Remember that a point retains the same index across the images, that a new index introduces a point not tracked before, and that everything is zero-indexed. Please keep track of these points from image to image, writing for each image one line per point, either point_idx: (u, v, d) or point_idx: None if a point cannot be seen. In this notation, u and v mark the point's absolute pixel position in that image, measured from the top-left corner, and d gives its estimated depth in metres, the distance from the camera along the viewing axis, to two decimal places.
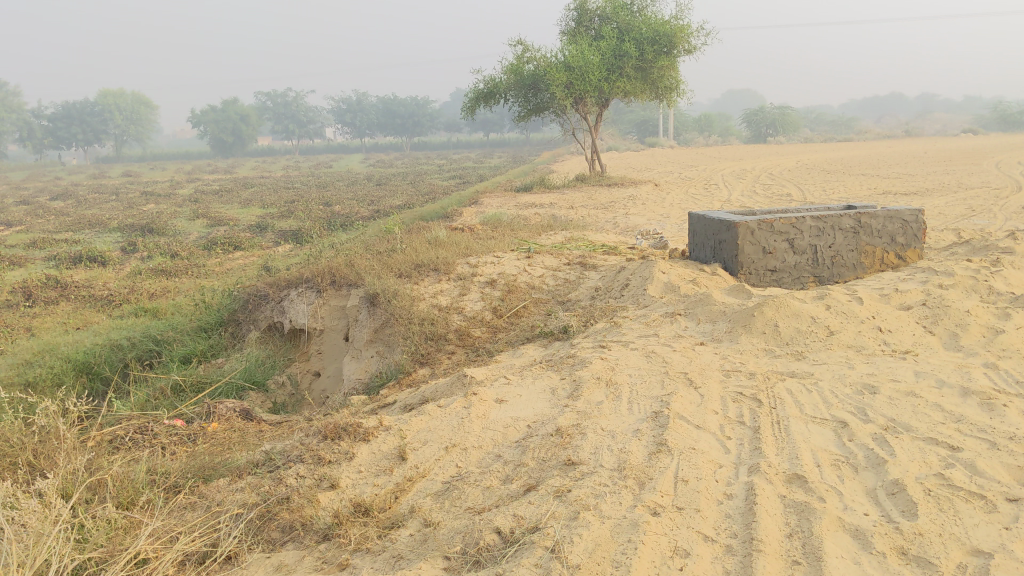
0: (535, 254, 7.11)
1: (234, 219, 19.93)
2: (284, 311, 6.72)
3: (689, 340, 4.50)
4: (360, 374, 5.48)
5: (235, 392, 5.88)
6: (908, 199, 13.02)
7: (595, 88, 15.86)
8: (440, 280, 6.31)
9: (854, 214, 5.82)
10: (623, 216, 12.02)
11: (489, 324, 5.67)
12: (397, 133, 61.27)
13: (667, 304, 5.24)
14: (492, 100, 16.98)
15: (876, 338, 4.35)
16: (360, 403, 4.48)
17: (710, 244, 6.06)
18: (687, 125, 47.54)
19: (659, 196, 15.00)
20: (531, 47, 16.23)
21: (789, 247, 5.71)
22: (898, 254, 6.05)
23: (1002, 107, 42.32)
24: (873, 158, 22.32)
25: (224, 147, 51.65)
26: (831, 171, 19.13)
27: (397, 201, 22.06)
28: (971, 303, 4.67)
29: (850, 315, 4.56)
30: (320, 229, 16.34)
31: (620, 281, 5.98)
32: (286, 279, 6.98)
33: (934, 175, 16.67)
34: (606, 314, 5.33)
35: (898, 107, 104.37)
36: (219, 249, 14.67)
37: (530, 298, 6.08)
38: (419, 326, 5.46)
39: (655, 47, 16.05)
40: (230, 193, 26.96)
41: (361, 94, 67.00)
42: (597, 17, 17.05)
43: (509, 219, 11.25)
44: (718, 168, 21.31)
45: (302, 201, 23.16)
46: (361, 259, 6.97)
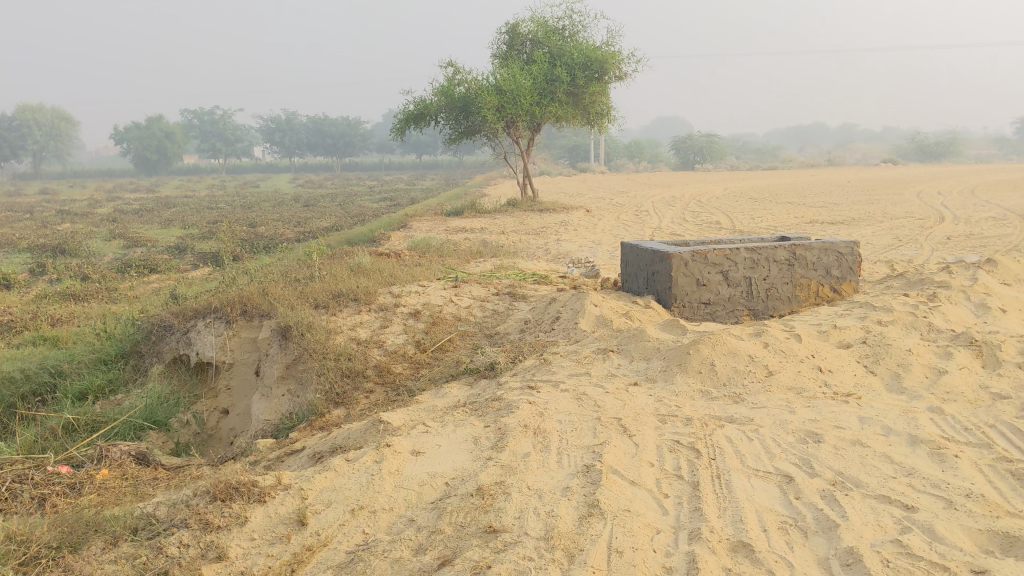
0: (462, 282, 6.78)
1: (152, 240, 19.18)
2: (191, 343, 6.27)
3: (622, 381, 4.22)
4: (270, 415, 5.07)
5: (133, 432, 5.41)
6: (835, 228, 13.07)
7: (527, 112, 15.68)
8: (360, 310, 5.92)
9: (789, 246, 5.64)
10: (554, 242, 11.78)
11: (411, 359, 5.32)
12: (328, 154, 60.52)
13: (599, 339, 4.96)
14: (422, 122, 16.64)
15: (816, 379, 4.12)
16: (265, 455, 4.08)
17: (642, 276, 5.82)
18: (618, 150, 47.87)
19: (590, 222, 14.82)
20: (462, 70, 15.98)
21: (723, 279, 5.49)
22: (834, 288, 5.88)
23: (919, 137, 43.64)
24: (800, 186, 22.64)
25: (147, 165, 50.26)
26: (759, 199, 19.25)
27: (324, 223, 21.54)
28: (912, 342, 4.50)
29: (790, 354, 4.33)
30: (242, 252, 15.77)
31: (550, 313, 5.68)
32: (193, 308, 6.52)
33: (859, 204, 16.85)
34: (535, 349, 5.02)
35: (820, 137, 107.28)
36: (134, 272, 14.01)
37: (456, 330, 5.74)
38: (335, 362, 5.09)
39: (586, 73, 15.97)
40: (151, 213, 26.10)
41: (291, 114, 66.08)
42: (528, 41, 16.87)
43: (438, 244, 10.92)
44: (649, 195, 21.33)
45: (225, 222, 22.47)
46: (275, 287, 6.58)
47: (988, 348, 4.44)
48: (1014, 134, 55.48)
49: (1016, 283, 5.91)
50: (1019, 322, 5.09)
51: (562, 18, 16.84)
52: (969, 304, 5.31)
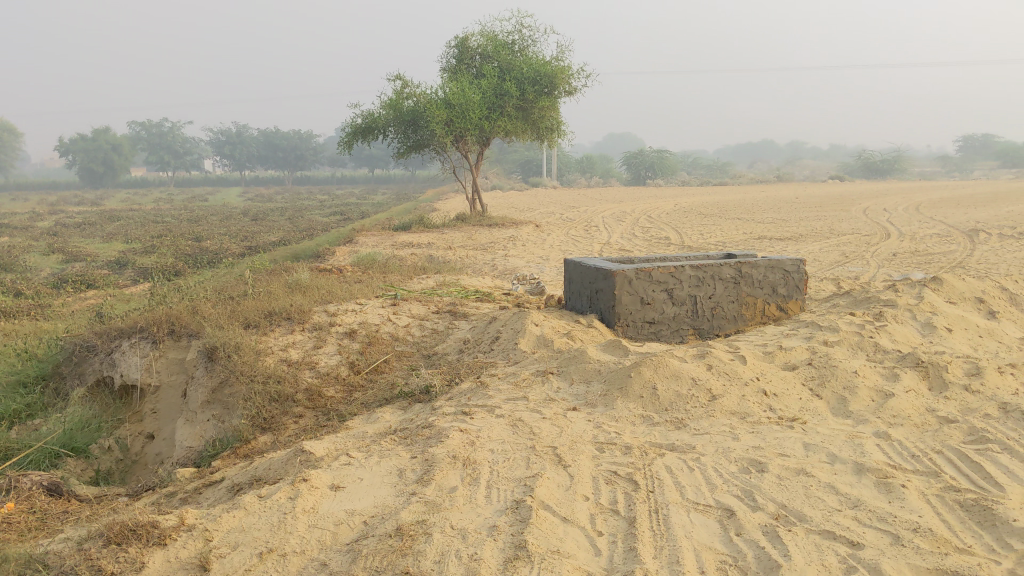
0: (402, 301, 6.56)
1: (92, 254, 18.64)
2: (115, 365, 5.96)
3: (561, 405, 4.03)
4: (193, 442, 4.81)
5: (49, 460, 5.09)
6: (783, 244, 13.08)
7: (476, 126, 15.52)
8: (293, 329, 5.68)
9: (735, 263, 5.53)
10: (501, 257, 11.61)
11: (344, 382, 5.09)
12: (278, 167, 59.79)
13: (540, 361, 4.77)
14: (370, 135, 16.38)
15: (760, 403, 3.97)
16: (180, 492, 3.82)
17: (586, 293, 5.65)
18: (570, 165, 47.95)
19: (539, 237, 14.68)
20: (411, 83, 15.78)
21: (668, 297, 5.36)
22: (780, 306, 5.77)
23: (865, 155, 44.40)
24: (749, 202, 22.77)
25: (93, 177, 49.19)
26: (708, 215, 19.28)
27: (272, 237, 21.13)
28: (857, 363, 4.39)
29: (734, 376, 4.18)
30: (184, 267, 15.34)
31: (491, 333, 5.49)
32: (118, 327, 6.21)
33: (807, 220, 16.94)
34: (473, 371, 4.82)
35: (769, 154, 108.91)
36: (69, 288, 13.54)
37: (392, 350, 5.52)
38: (262, 386, 4.84)
39: (536, 87, 15.87)
40: (93, 227, 25.44)
41: (240, 126, 65.25)
42: (477, 55, 16.73)
43: (383, 260, 10.67)
44: (600, 210, 21.28)
45: (169, 236, 21.95)
46: (205, 306, 6.32)
47: (935, 369, 4.35)
48: (956, 151, 56.80)
49: (961, 301, 5.86)
50: (965, 342, 5.02)
51: (511, 33, 16.75)
52: (915, 323, 5.23)
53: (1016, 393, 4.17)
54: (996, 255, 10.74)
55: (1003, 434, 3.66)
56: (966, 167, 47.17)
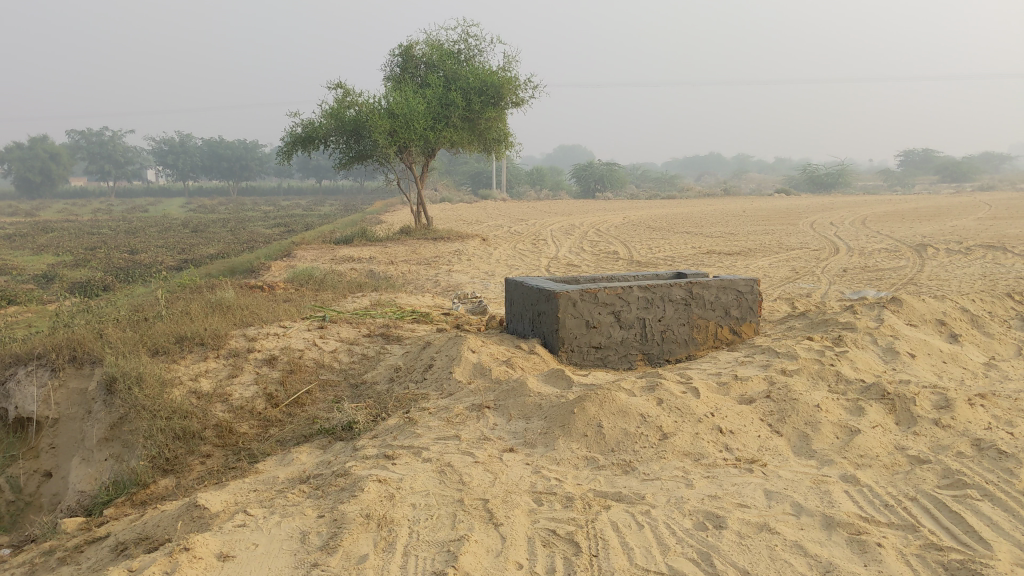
0: (330, 323, 6.07)
1: (19, 268, 17.74)
2: (8, 396, 5.41)
3: (496, 445, 3.60)
4: (87, 485, 4.32)
5: None
6: (733, 259, 12.83)
7: (420, 137, 15.07)
8: (206, 357, 5.19)
9: (685, 283, 5.14)
10: (444, 272, 11.14)
11: (259, 417, 4.63)
12: (224, 179, 58.54)
13: (475, 391, 4.32)
14: (312, 145, 15.81)
15: (716, 442, 3.56)
16: (59, 560, 3.32)
17: (528, 315, 5.24)
18: (520, 177, 47.66)
19: (485, 251, 14.25)
20: (353, 92, 15.27)
21: (614, 320, 4.97)
22: (733, 329, 5.40)
23: (810, 169, 44.91)
24: (698, 215, 22.63)
25: (31, 188, 47.61)
26: (656, 228, 19.02)
27: (210, 250, 20.41)
28: (820, 396, 4.02)
29: (686, 412, 3.77)
30: (114, 282, 14.59)
31: (423, 358, 5.03)
32: (13, 353, 5.65)
33: (756, 235, 16.78)
34: (402, 404, 4.36)
35: (716, 167, 109.98)
36: None
37: (316, 379, 5.05)
38: (166, 421, 4.36)
39: (482, 98, 15.48)
40: (24, 238, 24.42)
41: (183, 135, 63.85)
42: (422, 65, 16.27)
43: (320, 275, 10.13)
44: (548, 223, 20.96)
45: (103, 249, 21.07)
46: (112, 330, 5.79)
47: (902, 403, 4.01)
48: (896, 165, 57.80)
49: (921, 324, 5.57)
50: (929, 369, 4.70)
51: (456, 42, 16.33)
52: (876, 349, 4.92)
53: (988, 428, 3.84)
54: (946, 271, 10.60)
55: (981, 476, 3.32)
56: (907, 181, 47.93)
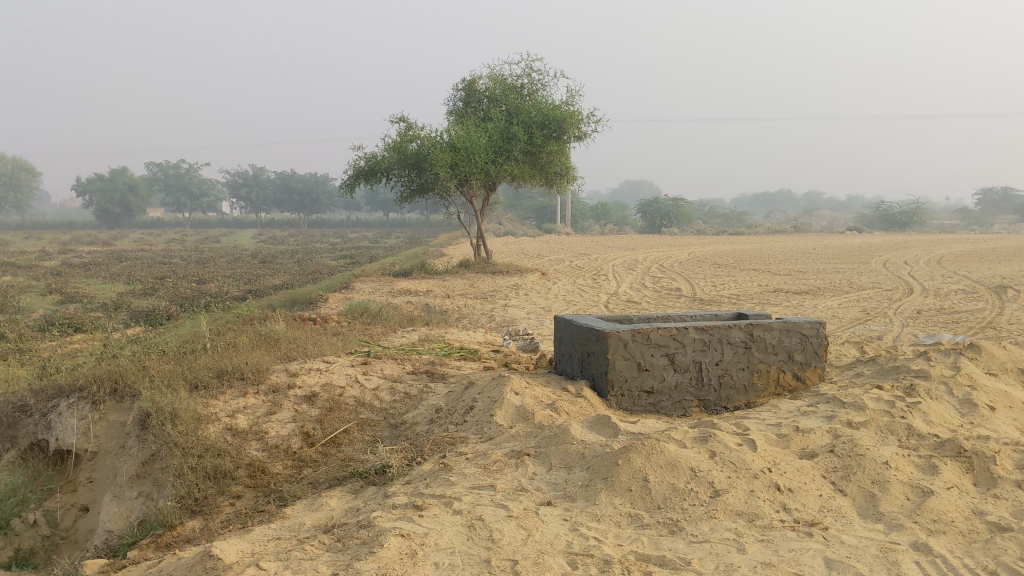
0: (375, 359, 5.90)
1: (90, 296, 18.13)
2: (49, 428, 5.36)
3: (534, 497, 3.36)
4: (116, 523, 4.19)
5: None
6: (801, 298, 12.39)
7: (482, 170, 15.00)
8: (246, 392, 5.06)
9: (745, 326, 4.84)
10: (500, 307, 10.96)
11: (294, 457, 4.46)
12: (294, 210, 59.54)
13: (517, 436, 4.09)
14: (374, 178, 15.85)
15: (773, 501, 3.26)
16: None
17: (577, 356, 5.00)
18: (585, 213, 47.45)
19: (544, 286, 14.05)
20: (415, 125, 15.30)
21: (668, 363, 4.70)
22: (797, 375, 5.05)
23: (884, 207, 43.83)
24: (766, 252, 22.11)
25: (110, 218, 49.11)
26: (722, 265, 18.60)
27: (275, 280, 20.62)
28: (888, 452, 3.69)
29: (742, 466, 3.48)
30: (178, 311, 14.77)
31: (466, 399, 4.82)
32: (56, 385, 5.60)
33: (825, 273, 16.26)
34: (439, 448, 4.15)
35: (786, 204, 108.42)
36: (56, 331, 13.00)
37: (355, 418, 4.87)
38: (197, 461, 4.22)
39: (544, 132, 15.35)
40: (99, 266, 25.05)
41: (256, 167, 65.28)
42: (485, 98, 16.23)
43: (376, 309, 10.04)
44: (611, 258, 20.68)
45: (172, 278, 21.45)
46: (156, 362, 5.71)
47: (981, 461, 3.66)
48: (974, 203, 56.12)
49: (1001, 374, 5.17)
50: (1010, 424, 4.32)
51: (520, 76, 16.27)
52: (952, 400, 4.55)
53: None
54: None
55: None
56: (986, 220, 46.43)
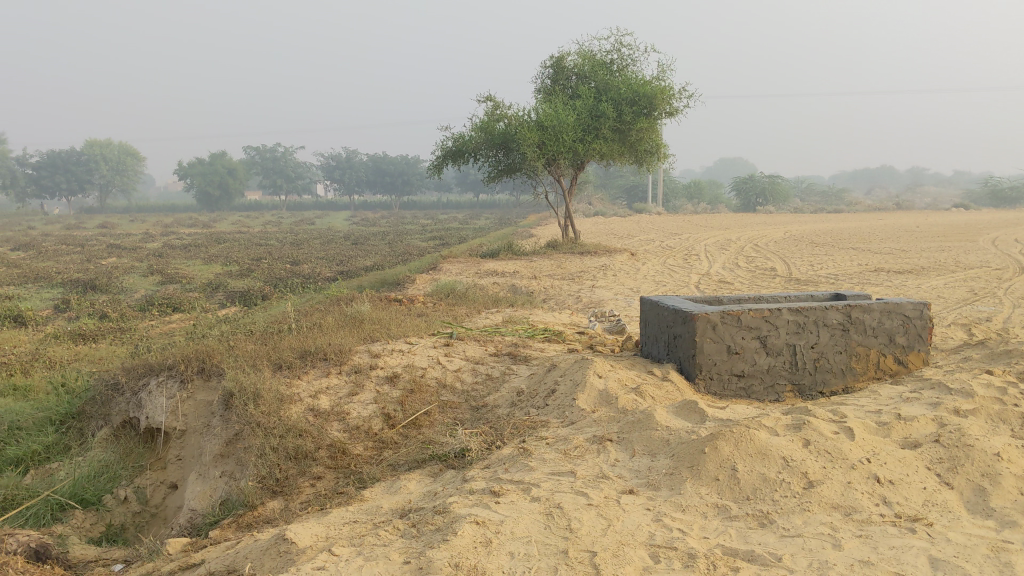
0: (457, 341, 5.83)
1: (189, 277, 18.65)
2: (140, 405, 5.46)
3: (616, 485, 3.22)
4: (200, 502, 4.22)
5: (52, 514, 4.69)
6: (903, 277, 11.87)
7: (570, 149, 14.82)
8: (329, 372, 5.05)
9: (842, 307, 4.59)
10: (588, 288, 10.79)
11: (375, 438, 4.41)
12: (386, 192, 60.24)
13: (599, 420, 3.95)
14: (462, 158, 15.83)
15: (872, 494, 3.05)
16: None
17: (664, 339, 4.82)
18: (676, 191, 46.66)
19: (633, 266, 13.81)
20: (503, 104, 15.21)
21: (759, 346, 4.49)
22: (899, 359, 4.77)
23: (993, 182, 41.85)
24: (866, 231, 21.32)
25: (210, 201, 50.54)
26: (819, 244, 18.00)
27: (367, 262, 20.85)
28: (1001, 442, 3.43)
29: (838, 456, 3.27)
30: (271, 291, 15.04)
31: (548, 382, 4.69)
32: (147, 364, 5.71)
33: (930, 252, 15.56)
34: (520, 432, 4.05)
35: (888, 181, 104.87)
36: (156, 311, 13.40)
37: (436, 400, 4.81)
38: (279, 441, 4.22)
39: (634, 108, 15.05)
40: (198, 249, 25.76)
41: (349, 150, 66.27)
42: (574, 76, 16.02)
43: (463, 289, 10.00)
44: (703, 238, 20.26)
45: (267, 260, 21.91)
46: (242, 342, 5.76)
47: None
48: None
49: None
50: None
51: (609, 52, 15.99)
52: None
53: None
54: None
55: None
56: None
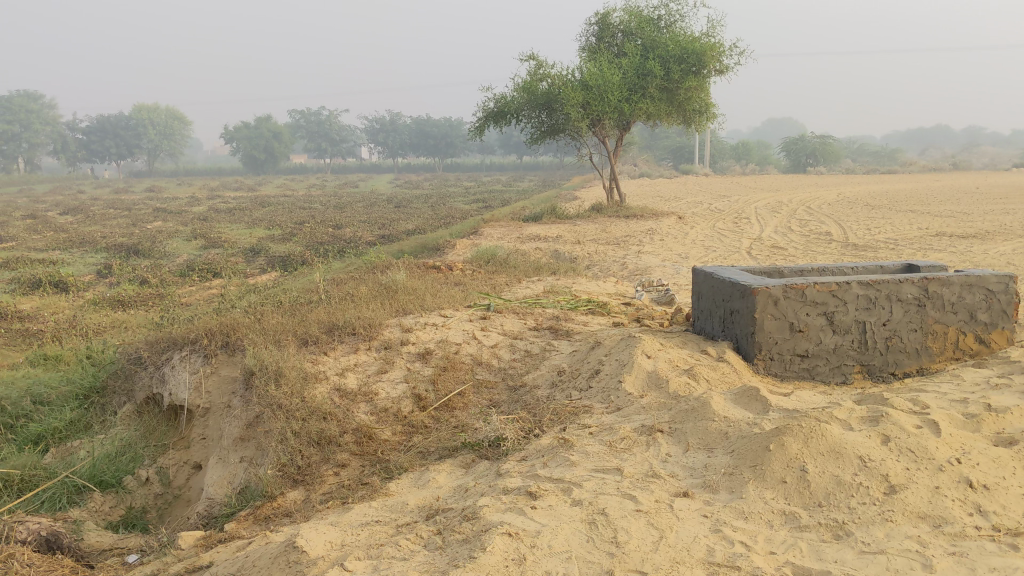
0: (494, 314, 5.48)
1: (231, 240, 18.55)
2: (164, 381, 5.21)
3: (669, 487, 2.86)
4: (218, 490, 3.94)
5: (69, 496, 4.43)
6: (967, 242, 11.25)
7: (615, 110, 14.32)
8: (357, 349, 4.73)
9: (918, 280, 4.15)
10: (634, 254, 10.35)
11: (405, 421, 4.09)
12: (430, 155, 59.84)
13: (649, 408, 3.58)
14: (504, 120, 15.40)
15: (964, 501, 2.64)
16: None
17: (718, 314, 4.43)
18: (724, 152, 45.68)
19: (681, 231, 13.34)
20: (546, 63, 14.74)
21: (825, 323, 4.08)
22: (979, 338, 4.31)
23: None
24: (925, 193, 20.49)
25: (256, 164, 50.62)
26: (875, 207, 17.29)
27: (409, 225, 20.57)
28: None
29: (922, 456, 2.87)
30: (312, 256, 14.81)
31: (592, 361, 4.32)
32: (171, 337, 5.46)
33: (993, 215, 14.82)
34: (561, 419, 3.70)
35: (942, 140, 101.95)
36: (196, 276, 13.25)
37: (471, 380, 4.47)
38: (301, 425, 3.91)
39: (682, 66, 14.43)
40: (242, 212, 25.71)
41: (394, 113, 65.92)
42: (620, 33, 15.45)
43: (505, 255, 9.63)
44: (754, 200, 19.64)
45: (310, 223, 21.75)
46: (269, 316, 5.47)
47: None
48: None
49: None
50: None
51: (657, 7, 15.38)
52: None
53: None
54: None
55: None
56: None
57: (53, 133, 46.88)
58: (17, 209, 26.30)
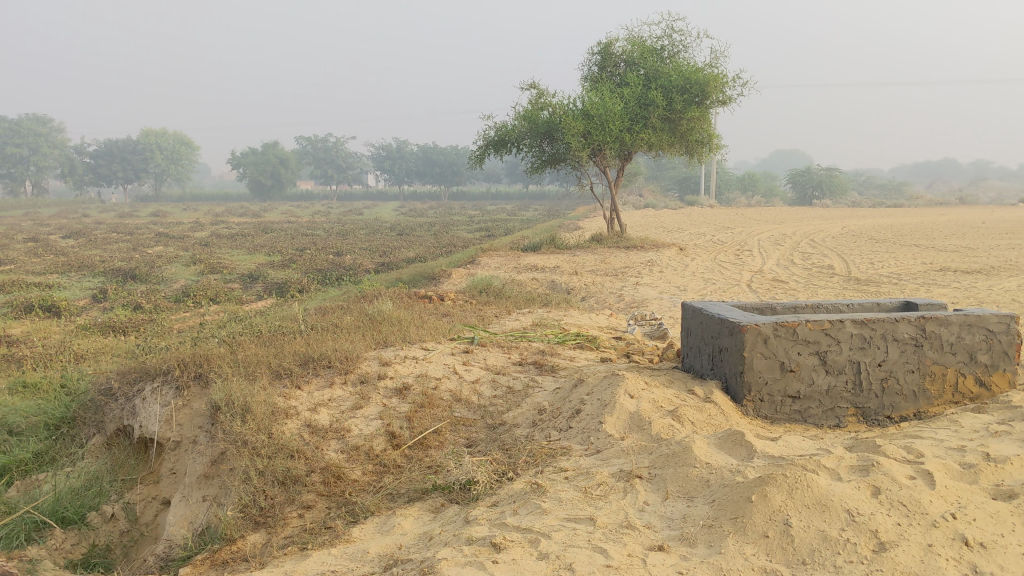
0: (478, 348, 5.31)
1: (229, 266, 18.43)
2: (134, 413, 5.03)
3: (644, 540, 2.67)
4: (178, 530, 3.76)
5: (28, 533, 4.25)
6: (971, 278, 11.06)
7: (616, 139, 14.22)
8: (332, 382, 4.56)
9: (914, 319, 3.97)
10: (631, 286, 10.18)
11: (376, 460, 3.91)
12: (436, 183, 59.89)
13: (630, 451, 3.40)
14: (505, 149, 15.30)
15: (960, 559, 2.45)
16: None
17: (707, 352, 4.25)
18: (730, 183, 45.61)
19: (681, 262, 13.18)
20: (547, 92, 14.67)
21: (817, 364, 3.90)
22: (980, 380, 4.12)
23: None
24: (930, 227, 20.33)
25: (262, 190, 50.67)
26: (880, 240, 17.10)
27: (410, 253, 20.45)
28: None
29: (915, 510, 2.67)
30: (309, 283, 14.68)
31: (573, 400, 4.14)
32: (144, 368, 5.29)
33: (999, 250, 14.63)
34: (537, 461, 3.52)
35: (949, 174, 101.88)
36: (190, 302, 13.10)
37: (449, 417, 4.29)
38: (266, 463, 3.73)
39: (685, 96, 14.32)
40: (245, 238, 25.65)
41: (401, 141, 66.11)
42: (622, 62, 15.38)
43: (499, 286, 9.48)
44: (757, 232, 19.49)
45: (310, 250, 21.63)
46: (245, 347, 5.31)
47: None
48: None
49: None
50: None
51: (660, 38, 15.32)
52: None
53: None
54: None
55: None
56: None
57: (60, 156, 46.97)
58: (19, 232, 26.26)
